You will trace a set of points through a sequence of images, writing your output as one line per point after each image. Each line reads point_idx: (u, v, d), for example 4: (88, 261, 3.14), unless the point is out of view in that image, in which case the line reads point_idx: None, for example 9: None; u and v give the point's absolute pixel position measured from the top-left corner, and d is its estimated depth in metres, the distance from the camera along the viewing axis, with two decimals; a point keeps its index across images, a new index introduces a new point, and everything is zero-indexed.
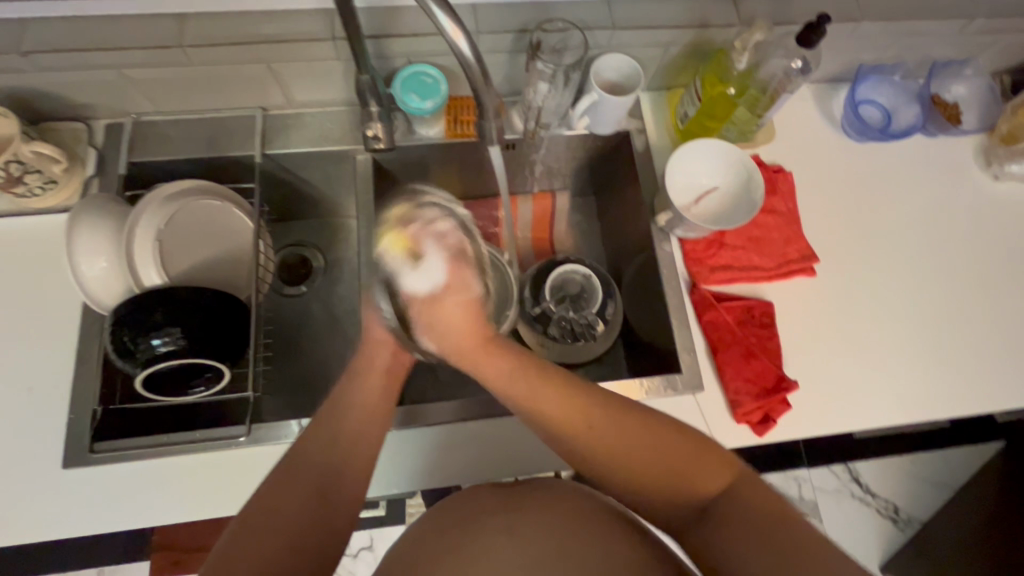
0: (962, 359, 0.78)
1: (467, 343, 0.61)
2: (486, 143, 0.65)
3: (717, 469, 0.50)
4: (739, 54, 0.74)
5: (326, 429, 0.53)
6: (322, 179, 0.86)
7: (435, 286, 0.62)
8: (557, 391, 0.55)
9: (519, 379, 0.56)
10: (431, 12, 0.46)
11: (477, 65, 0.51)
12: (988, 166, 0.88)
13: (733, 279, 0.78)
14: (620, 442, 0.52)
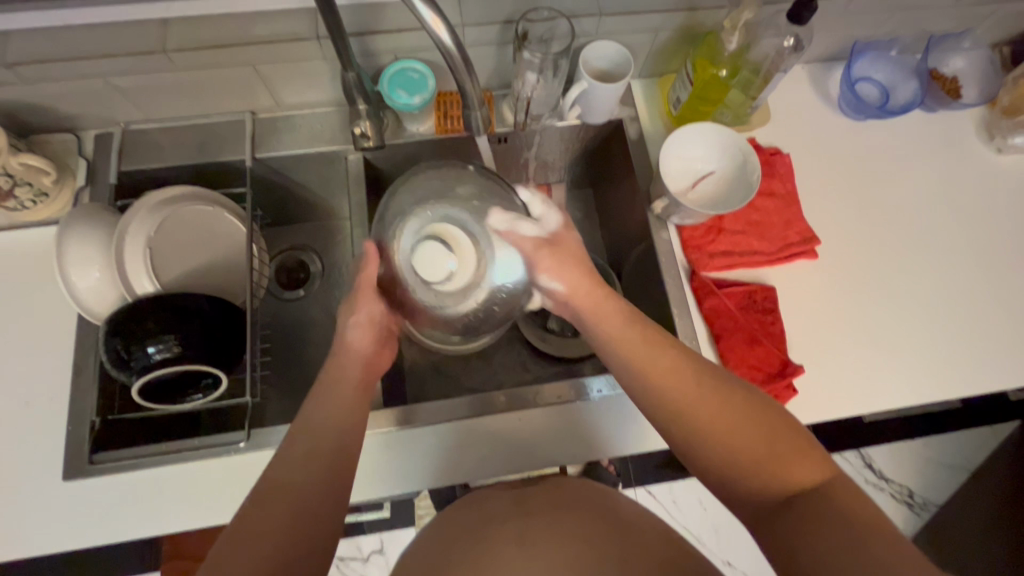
0: (973, 337, 0.77)
1: (584, 293, 0.62)
2: (472, 133, 0.64)
3: (814, 465, 0.49)
4: (729, 33, 0.72)
5: (318, 430, 0.54)
6: (315, 181, 0.85)
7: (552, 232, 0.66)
8: (673, 358, 0.56)
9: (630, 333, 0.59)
10: (410, 3, 0.45)
11: (460, 54, 0.50)
12: (991, 139, 0.86)
13: (733, 265, 0.76)
14: (729, 413, 0.52)
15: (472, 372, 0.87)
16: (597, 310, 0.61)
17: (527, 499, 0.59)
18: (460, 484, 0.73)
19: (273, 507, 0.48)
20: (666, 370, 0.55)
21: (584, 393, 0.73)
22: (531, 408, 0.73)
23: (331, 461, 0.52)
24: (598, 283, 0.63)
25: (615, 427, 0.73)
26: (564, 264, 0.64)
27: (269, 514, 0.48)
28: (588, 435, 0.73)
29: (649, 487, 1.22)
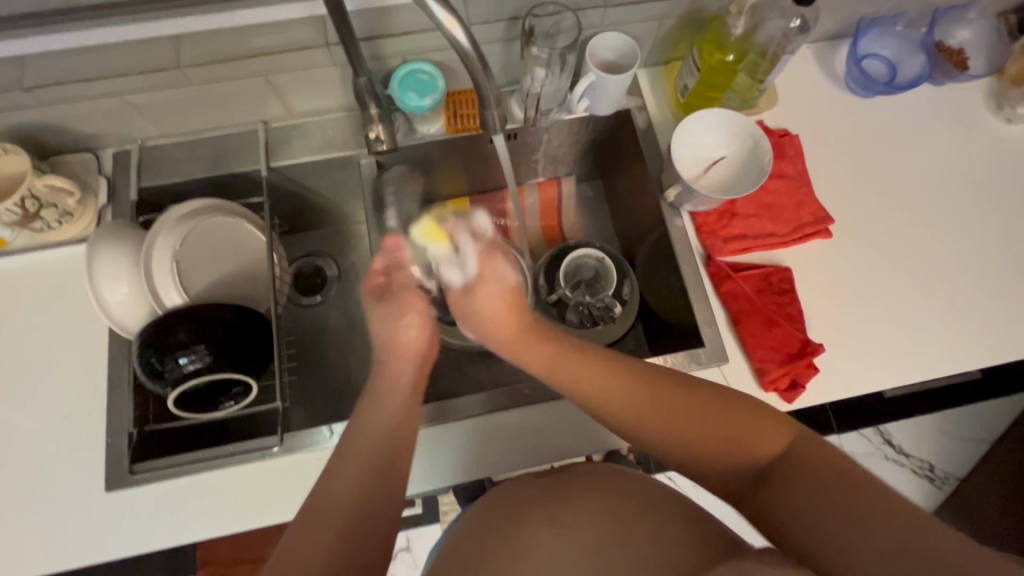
0: (991, 309, 0.77)
1: (503, 329, 0.67)
2: (489, 132, 0.65)
3: (772, 436, 0.51)
4: (735, 18, 0.73)
5: (359, 444, 0.53)
6: (329, 187, 0.87)
7: (473, 280, 0.69)
8: (613, 376, 0.58)
9: (563, 359, 0.61)
10: (426, 6, 0.46)
11: (476, 55, 0.50)
12: (1000, 110, 0.86)
13: (748, 248, 0.77)
14: (670, 408, 0.55)
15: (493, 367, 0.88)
16: (526, 346, 0.65)
17: (557, 483, 0.59)
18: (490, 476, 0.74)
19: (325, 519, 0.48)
20: (592, 383, 0.58)
21: None
22: (556, 400, 0.74)
23: (372, 467, 0.52)
24: (517, 322, 0.66)
25: None
26: (493, 285, 0.68)
27: (322, 525, 0.47)
28: None
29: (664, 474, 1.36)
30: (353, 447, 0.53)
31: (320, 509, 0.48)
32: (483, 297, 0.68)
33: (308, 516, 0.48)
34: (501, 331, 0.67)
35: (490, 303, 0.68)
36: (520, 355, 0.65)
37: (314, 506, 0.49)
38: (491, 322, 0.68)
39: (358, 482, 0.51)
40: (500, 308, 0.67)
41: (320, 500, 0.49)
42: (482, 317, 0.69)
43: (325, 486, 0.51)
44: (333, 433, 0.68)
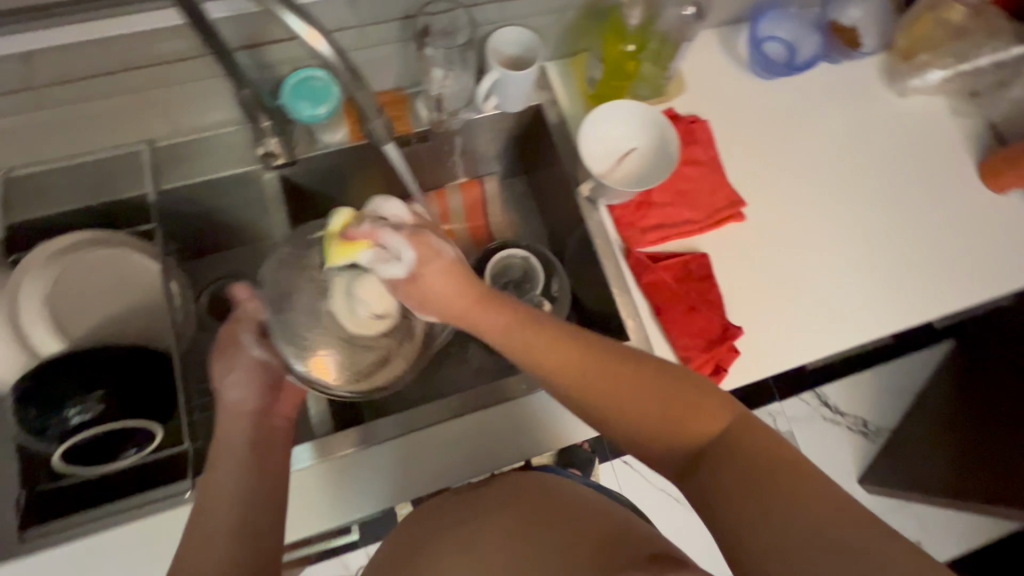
0: (896, 276, 0.81)
1: (456, 304, 0.56)
2: (377, 145, 0.63)
3: (714, 415, 0.49)
4: (630, 9, 0.75)
5: (221, 490, 0.52)
6: (231, 206, 0.81)
7: (415, 270, 0.55)
8: (560, 350, 0.52)
9: (515, 331, 0.54)
10: (284, 20, 0.44)
11: (346, 67, 0.49)
12: (893, 84, 0.89)
13: (666, 238, 0.77)
14: (620, 384, 0.51)
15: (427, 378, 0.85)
16: (482, 317, 0.56)
17: (478, 502, 0.59)
18: (431, 492, 0.72)
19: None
20: (561, 361, 0.52)
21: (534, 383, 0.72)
22: (489, 408, 0.72)
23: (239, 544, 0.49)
24: (469, 290, 0.56)
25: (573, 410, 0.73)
26: (444, 279, 0.55)
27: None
28: (552, 423, 0.73)
29: None
30: (211, 497, 0.51)
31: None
32: (429, 283, 0.55)
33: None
34: (465, 313, 0.56)
35: (442, 288, 0.55)
36: (481, 331, 0.56)
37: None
38: (450, 307, 0.56)
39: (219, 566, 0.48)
40: (453, 293, 0.55)
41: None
42: (430, 298, 0.56)
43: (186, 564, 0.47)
44: None
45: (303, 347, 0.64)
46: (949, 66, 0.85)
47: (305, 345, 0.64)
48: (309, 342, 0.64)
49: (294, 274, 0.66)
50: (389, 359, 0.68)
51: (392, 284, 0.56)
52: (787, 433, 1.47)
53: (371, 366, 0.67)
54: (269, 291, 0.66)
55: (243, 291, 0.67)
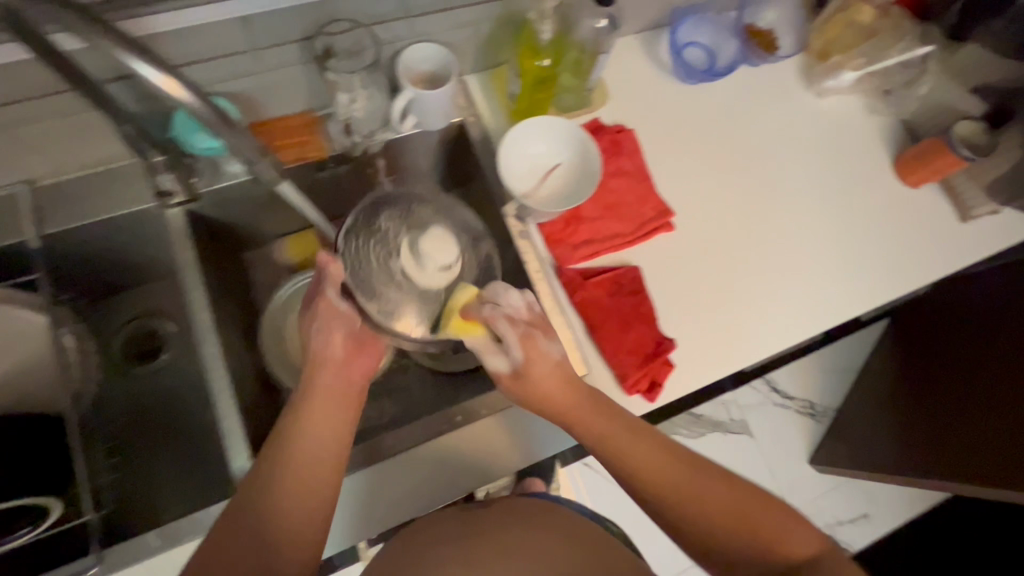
0: (822, 276, 0.82)
1: (559, 406, 0.59)
2: (273, 184, 0.54)
3: (805, 541, 0.51)
4: (540, 23, 0.70)
5: (262, 499, 0.50)
6: (137, 246, 0.74)
7: (518, 364, 0.60)
8: (659, 455, 0.55)
9: (617, 436, 0.57)
10: (135, 70, 0.40)
11: (220, 116, 0.44)
12: (811, 84, 0.91)
13: (596, 253, 0.76)
14: (710, 497, 0.53)
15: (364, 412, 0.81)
16: (588, 419, 0.59)
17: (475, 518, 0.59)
18: (372, 537, 0.69)
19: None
20: (649, 467, 0.54)
21: (471, 414, 0.71)
22: (425, 444, 0.69)
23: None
24: (575, 392, 0.60)
25: (516, 441, 0.71)
26: (553, 383, 0.60)
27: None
28: (495, 453, 0.71)
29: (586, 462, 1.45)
30: (255, 491, 0.50)
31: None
32: (536, 383, 0.60)
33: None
34: (571, 416, 0.59)
35: (552, 394, 0.59)
36: (583, 433, 0.59)
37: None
38: (552, 404, 0.59)
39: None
40: (564, 393, 0.59)
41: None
42: (539, 399, 0.60)
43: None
44: (161, 541, 0.60)
45: (382, 302, 0.66)
46: (861, 65, 0.87)
47: (391, 304, 0.66)
48: (392, 301, 0.67)
49: (365, 245, 0.69)
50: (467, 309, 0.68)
51: (501, 379, 0.61)
52: (740, 422, 1.51)
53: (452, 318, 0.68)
54: (351, 260, 0.67)
55: (326, 257, 0.61)
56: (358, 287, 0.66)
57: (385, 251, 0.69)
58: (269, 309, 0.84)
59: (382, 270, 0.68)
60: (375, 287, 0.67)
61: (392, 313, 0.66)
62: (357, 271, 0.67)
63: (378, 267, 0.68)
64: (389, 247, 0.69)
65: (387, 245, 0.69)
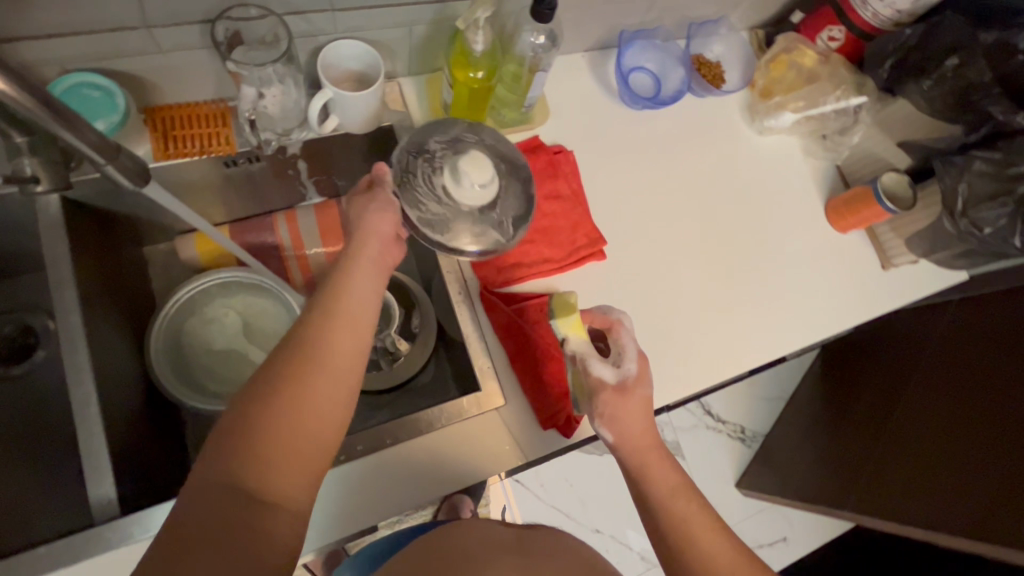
0: (748, 315, 0.83)
1: (637, 438, 0.56)
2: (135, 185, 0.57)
3: None
4: (472, 32, 0.62)
5: (297, 386, 0.45)
6: (14, 231, 0.69)
7: (627, 384, 0.58)
8: (718, 536, 0.52)
9: (680, 498, 0.53)
10: None
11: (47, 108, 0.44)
12: (754, 121, 0.92)
13: (522, 277, 0.73)
14: None
15: None
16: (654, 462, 0.55)
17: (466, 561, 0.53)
18: None
19: (213, 549, 0.38)
20: (707, 542, 0.51)
21: (374, 446, 0.67)
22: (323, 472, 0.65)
23: (317, 447, 0.45)
24: (656, 435, 0.57)
25: (420, 478, 0.68)
26: (631, 412, 0.57)
27: (207, 553, 0.38)
28: (399, 485, 0.67)
29: (518, 477, 1.44)
30: (287, 365, 0.46)
31: (199, 538, 0.39)
32: (626, 409, 0.57)
33: (165, 548, 0.38)
34: (635, 448, 0.56)
35: (630, 424, 0.56)
36: (641, 474, 0.54)
37: (175, 543, 0.38)
38: (633, 441, 0.56)
39: (285, 479, 0.43)
40: (646, 436, 0.56)
41: (193, 529, 0.39)
42: (620, 425, 0.56)
43: (211, 494, 0.41)
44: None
45: (424, 210, 0.61)
46: (800, 109, 0.88)
47: (440, 219, 0.62)
48: (433, 211, 0.61)
49: (413, 159, 0.64)
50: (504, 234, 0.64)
51: (597, 398, 0.57)
52: (672, 444, 1.53)
53: (485, 239, 0.63)
54: (398, 170, 0.63)
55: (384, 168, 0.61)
56: (401, 188, 0.62)
57: (427, 163, 0.63)
58: (162, 312, 0.77)
59: (426, 176, 0.62)
60: (413, 183, 0.62)
61: (433, 220, 0.61)
62: (401, 178, 0.63)
63: (415, 175, 0.63)
64: (435, 157, 0.64)
65: (431, 155, 0.64)
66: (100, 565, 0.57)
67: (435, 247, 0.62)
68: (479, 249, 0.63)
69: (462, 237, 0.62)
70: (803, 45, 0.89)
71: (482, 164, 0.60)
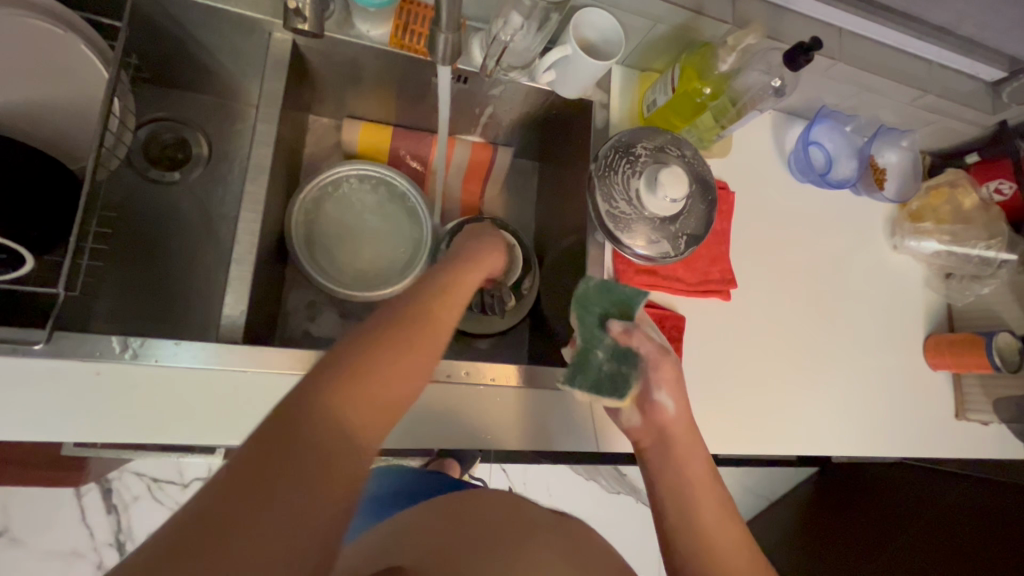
0: (823, 404, 0.85)
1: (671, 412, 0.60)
2: (433, 60, 0.58)
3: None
4: (727, 52, 0.69)
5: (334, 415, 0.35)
6: (226, 52, 0.71)
7: (667, 352, 0.63)
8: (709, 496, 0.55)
9: (681, 458, 0.57)
10: None
11: None
12: (892, 235, 0.94)
13: (653, 286, 0.76)
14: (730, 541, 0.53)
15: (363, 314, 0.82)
16: (694, 451, 0.58)
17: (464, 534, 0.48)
18: None
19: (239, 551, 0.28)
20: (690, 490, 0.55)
21: (475, 376, 0.68)
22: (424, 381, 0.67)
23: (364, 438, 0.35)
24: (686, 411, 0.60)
25: (498, 426, 0.69)
26: (679, 383, 0.61)
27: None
28: (479, 420, 0.69)
29: (504, 466, 1.44)
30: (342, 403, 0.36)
31: (233, 520, 0.29)
32: (664, 377, 0.60)
33: (195, 525, 0.28)
34: (675, 430, 0.59)
35: (680, 403, 0.60)
36: (682, 466, 0.57)
37: None
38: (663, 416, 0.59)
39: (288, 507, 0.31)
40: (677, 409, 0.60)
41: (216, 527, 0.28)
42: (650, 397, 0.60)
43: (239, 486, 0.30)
44: (124, 349, 0.55)
45: (613, 209, 0.68)
46: (945, 241, 0.91)
47: (623, 218, 0.68)
48: (620, 210, 0.68)
49: (618, 157, 0.69)
50: (667, 249, 0.69)
51: (644, 366, 0.62)
52: None
53: (659, 249, 0.68)
54: (603, 164, 0.69)
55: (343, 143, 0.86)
56: (596, 180, 0.68)
57: (621, 162, 0.69)
58: (325, 172, 0.79)
59: (612, 169, 0.68)
60: (609, 175, 0.68)
61: (615, 218, 0.68)
62: (595, 169, 0.69)
63: (611, 170, 0.68)
64: (635, 161, 0.69)
65: (632, 151, 0.69)
66: (201, 385, 0.58)
67: (612, 242, 0.68)
68: (645, 253, 0.68)
69: (634, 238, 0.68)
70: (969, 184, 0.91)
71: (681, 179, 0.63)
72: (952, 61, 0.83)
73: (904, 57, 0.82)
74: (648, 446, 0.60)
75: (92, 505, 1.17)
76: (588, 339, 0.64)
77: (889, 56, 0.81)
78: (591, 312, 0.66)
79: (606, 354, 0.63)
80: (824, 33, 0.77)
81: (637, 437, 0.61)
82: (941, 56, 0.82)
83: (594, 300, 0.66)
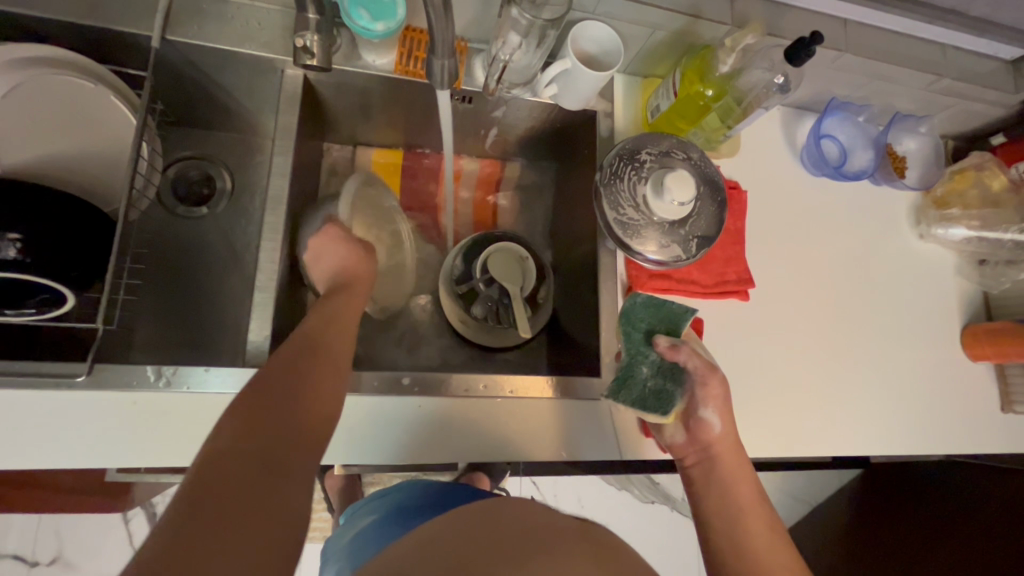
0: (855, 402, 0.83)
1: (720, 433, 0.63)
2: (433, 85, 0.60)
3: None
4: (726, 53, 0.70)
5: (262, 413, 0.46)
6: (243, 90, 0.75)
7: (715, 368, 0.64)
8: (758, 515, 0.58)
9: (730, 477, 0.61)
10: None
11: None
12: (918, 225, 0.91)
13: (668, 291, 0.76)
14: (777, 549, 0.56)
15: (383, 333, 0.84)
16: (740, 474, 0.61)
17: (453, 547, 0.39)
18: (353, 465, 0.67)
19: (238, 517, 0.38)
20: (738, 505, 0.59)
21: (493, 389, 0.69)
22: (445, 396, 0.68)
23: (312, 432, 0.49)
24: (734, 432, 0.63)
25: (515, 437, 0.69)
26: (725, 401, 0.64)
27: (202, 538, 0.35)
28: (500, 433, 0.69)
29: (534, 479, 1.43)
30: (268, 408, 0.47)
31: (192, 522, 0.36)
32: (717, 396, 0.63)
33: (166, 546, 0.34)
34: (720, 450, 0.62)
35: (724, 425, 0.63)
36: (731, 487, 0.60)
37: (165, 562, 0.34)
38: (715, 436, 0.63)
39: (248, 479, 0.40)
40: (731, 432, 0.63)
41: (215, 491, 0.38)
42: (699, 417, 0.63)
43: (214, 483, 0.39)
44: (160, 377, 0.58)
45: (624, 216, 0.68)
46: (974, 226, 0.87)
47: (632, 224, 0.68)
48: (628, 216, 0.68)
49: (624, 164, 0.70)
50: (674, 248, 0.69)
51: (691, 382, 0.64)
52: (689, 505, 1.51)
53: (674, 253, 0.68)
54: (610, 175, 0.69)
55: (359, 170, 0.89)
56: (598, 189, 0.69)
57: (626, 168, 0.69)
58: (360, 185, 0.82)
59: (618, 172, 0.69)
60: (618, 179, 0.69)
61: (625, 223, 0.68)
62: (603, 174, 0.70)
63: (619, 177, 0.69)
64: (641, 166, 0.69)
65: (637, 154, 0.70)
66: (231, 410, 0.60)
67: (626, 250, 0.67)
68: (658, 257, 0.68)
69: (637, 239, 0.68)
70: (996, 167, 0.88)
71: (685, 179, 0.63)
72: (966, 42, 0.81)
73: (914, 43, 0.80)
74: (692, 465, 0.64)
75: (138, 529, 1.22)
76: (634, 354, 0.67)
77: (898, 44, 0.80)
78: (636, 327, 0.69)
79: (651, 369, 0.66)
80: (828, 26, 0.76)
81: (681, 454, 0.65)
82: (953, 38, 0.80)
83: (640, 318, 0.69)
